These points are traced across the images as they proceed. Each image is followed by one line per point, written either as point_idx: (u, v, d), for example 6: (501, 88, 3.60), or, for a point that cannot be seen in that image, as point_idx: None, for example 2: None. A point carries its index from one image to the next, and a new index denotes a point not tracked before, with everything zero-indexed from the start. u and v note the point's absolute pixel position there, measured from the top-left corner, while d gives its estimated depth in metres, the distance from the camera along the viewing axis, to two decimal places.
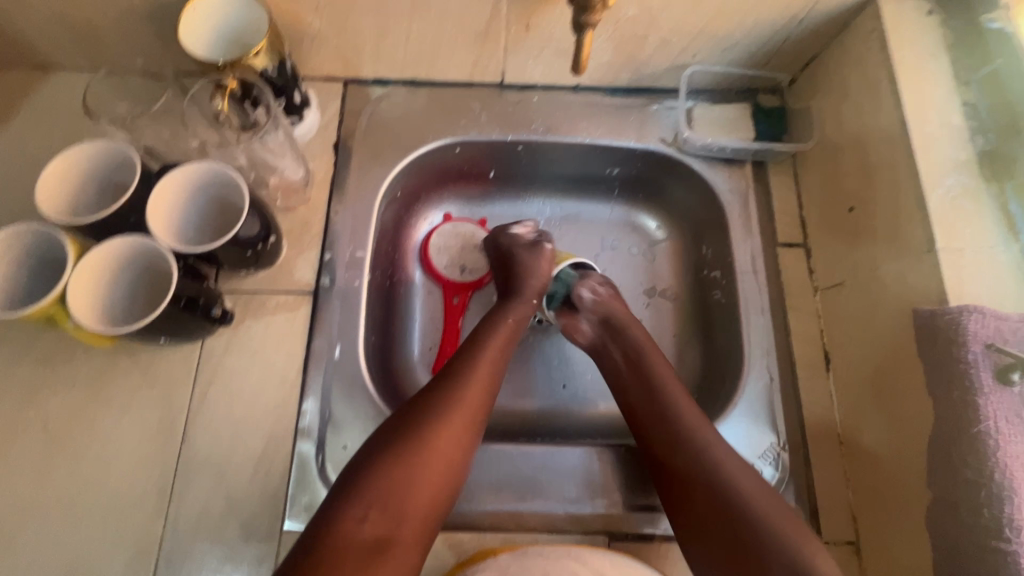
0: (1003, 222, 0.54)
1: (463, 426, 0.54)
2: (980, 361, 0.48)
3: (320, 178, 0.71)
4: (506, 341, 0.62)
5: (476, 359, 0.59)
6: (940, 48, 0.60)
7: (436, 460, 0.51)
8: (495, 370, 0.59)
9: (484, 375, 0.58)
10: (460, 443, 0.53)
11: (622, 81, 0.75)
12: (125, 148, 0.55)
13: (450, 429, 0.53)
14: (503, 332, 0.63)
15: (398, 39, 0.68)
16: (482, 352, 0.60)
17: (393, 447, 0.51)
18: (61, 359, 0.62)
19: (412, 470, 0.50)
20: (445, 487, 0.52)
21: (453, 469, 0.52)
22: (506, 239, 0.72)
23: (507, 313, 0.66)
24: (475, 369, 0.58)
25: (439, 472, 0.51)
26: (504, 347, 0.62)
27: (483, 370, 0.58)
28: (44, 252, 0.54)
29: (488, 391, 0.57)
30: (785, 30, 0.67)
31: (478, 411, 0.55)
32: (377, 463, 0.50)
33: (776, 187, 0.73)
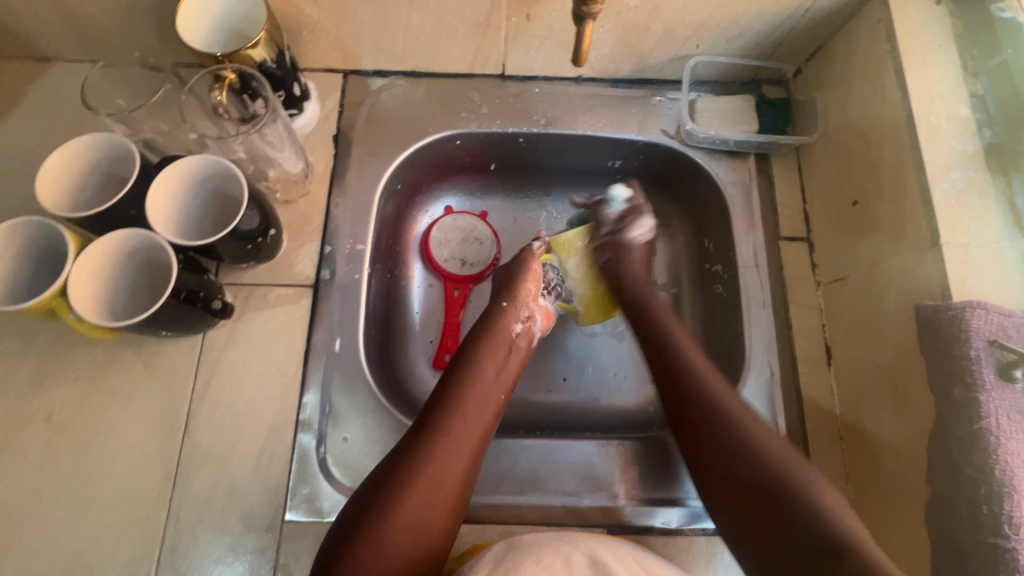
0: (1009, 217, 0.53)
1: (433, 488, 0.52)
2: (983, 358, 0.47)
3: (320, 171, 0.71)
4: (482, 389, 0.59)
5: (445, 416, 0.56)
6: (949, 37, 0.59)
7: (404, 533, 0.49)
8: (466, 426, 0.56)
9: (454, 433, 0.55)
10: (431, 508, 0.51)
11: (624, 72, 0.74)
12: (124, 141, 0.55)
13: (419, 496, 0.51)
14: (478, 380, 0.60)
15: (397, 30, 0.67)
16: (453, 408, 0.57)
17: (361, 524, 0.49)
18: (65, 351, 0.62)
19: (380, 546, 0.48)
20: (422, 555, 0.50)
21: (428, 536, 0.51)
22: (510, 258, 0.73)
23: (485, 348, 0.63)
24: (446, 426, 0.55)
25: (411, 543, 0.50)
26: (478, 399, 0.58)
27: (454, 429, 0.55)
28: (45, 245, 0.54)
29: (459, 448, 0.55)
30: (790, 19, 0.66)
31: (449, 472, 0.53)
32: (346, 542, 0.49)
33: (779, 180, 0.73)
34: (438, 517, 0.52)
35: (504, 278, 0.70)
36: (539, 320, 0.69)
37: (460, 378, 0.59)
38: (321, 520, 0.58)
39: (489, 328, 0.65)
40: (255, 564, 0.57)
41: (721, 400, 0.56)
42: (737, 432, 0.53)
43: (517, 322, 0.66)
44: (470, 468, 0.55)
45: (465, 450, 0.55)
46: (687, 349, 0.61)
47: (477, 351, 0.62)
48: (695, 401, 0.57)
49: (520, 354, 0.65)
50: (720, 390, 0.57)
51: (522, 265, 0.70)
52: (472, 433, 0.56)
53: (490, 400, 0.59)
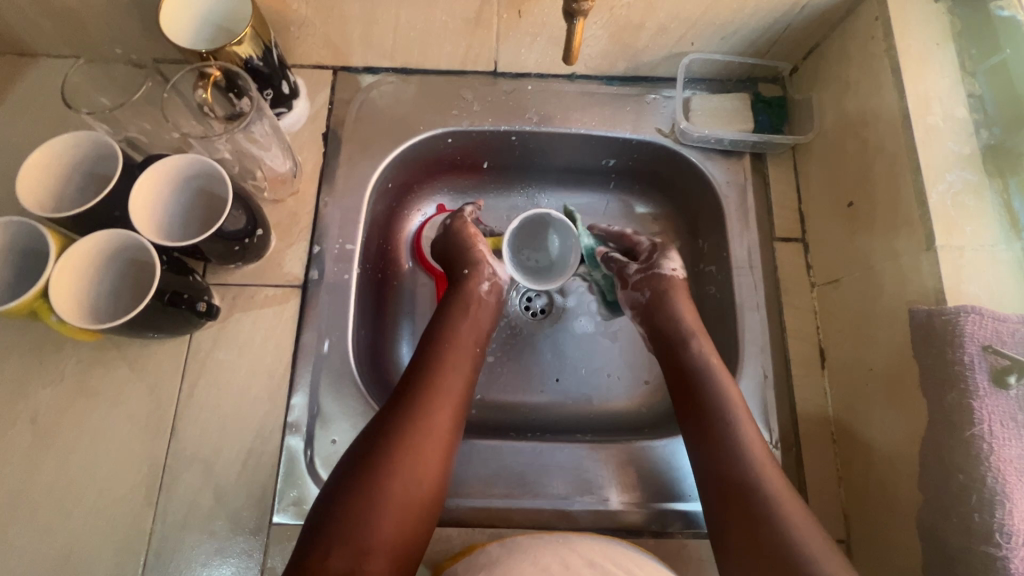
0: (1005, 221, 0.52)
1: (420, 442, 0.53)
2: (976, 363, 0.46)
3: (309, 170, 0.70)
4: (459, 346, 0.61)
5: (427, 375, 0.57)
6: (947, 36, 0.58)
7: (396, 487, 0.50)
8: (447, 381, 0.57)
9: (436, 388, 0.56)
10: (422, 464, 0.52)
11: (618, 69, 0.73)
12: (105, 139, 0.54)
13: (406, 454, 0.52)
14: (454, 339, 0.61)
15: (387, 26, 0.66)
16: (434, 366, 0.58)
17: (355, 482, 0.50)
18: (50, 352, 0.62)
19: (373, 499, 0.49)
20: (418, 507, 0.51)
21: (421, 488, 0.51)
22: (444, 236, 0.69)
23: (455, 310, 0.64)
24: (428, 383, 0.56)
25: (404, 496, 0.50)
26: (454, 354, 0.60)
27: (435, 384, 0.57)
28: (27, 246, 0.53)
29: (442, 402, 0.56)
30: (786, 17, 0.65)
31: (434, 425, 0.54)
32: (340, 499, 0.49)
33: (775, 179, 0.72)
34: (429, 470, 0.52)
35: (449, 251, 0.68)
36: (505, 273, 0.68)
37: (439, 338, 0.61)
38: None
39: (458, 291, 0.65)
40: (242, 567, 0.57)
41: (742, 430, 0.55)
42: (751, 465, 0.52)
43: (483, 283, 0.66)
44: (454, 420, 0.56)
45: (447, 404, 0.56)
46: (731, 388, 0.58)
47: (452, 314, 0.63)
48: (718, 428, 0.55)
49: (492, 311, 0.66)
50: (736, 412, 0.56)
51: (462, 231, 0.68)
52: (452, 387, 0.57)
53: (465, 357, 0.60)
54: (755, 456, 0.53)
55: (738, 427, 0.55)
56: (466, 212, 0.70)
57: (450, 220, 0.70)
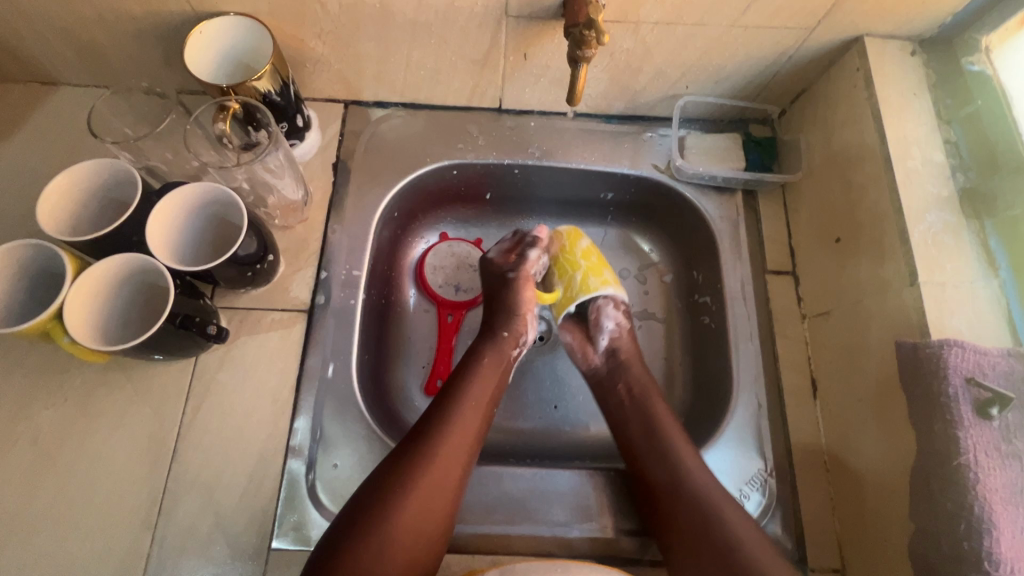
0: (983, 259, 0.56)
1: (433, 492, 0.53)
2: (961, 395, 0.49)
3: (318, 198, 0.72)
4: (480, 388, 0.61)
5: (446, 413, 0.58)
6: (922, 87, 0.63)
7: (404, 534, 0.50)
8: (466, 422, 0.58)
9: (454, 438, 0.56)
10: (433, 507, 0.53)
11: (617, 109, 0.77)
12: (125, 165, 0.56)
13: (420, 496, 0.52)
14: (479, 379, 0.62)
15: (398, 65, 0.69)
16: (453, 405, 0.59)
17: (365, 520, 0.50)
18: (54, 372, 0.62)
19: (379, 547, 0.49)
20: (424, 551, 0.51)
21: (430, 531, 0.52)
22: (505, 283, 0.70)
23: (490, 365, 0.64)
24: (444, 432, 0.56)
25: (413, 537, 0.51)
26: (476, 404, 0.60)
27: (453, 433, 0.57)
28: (42, 267, 0.55)
29: (459, 443, 0.56)
30: (775, 64, 0.69)
31: (450, 466, 0.55)
32: (349, 534, 0.50)
33: (766, 215, 0.75)
34: (435, 520, 0.53)
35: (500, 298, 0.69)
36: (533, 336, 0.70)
37: (463, 382, 0.61)
38: (308, 548, 0.57)
39: (492, 339, 0.66)
40: None
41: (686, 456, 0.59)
42: (711, 511, 0.55)
43: (516, 348, 0.67)
44: (470, 461, 0.57)
45: (465, 448, 0.57)
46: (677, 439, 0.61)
47: (478, 352, 0.65)
48: (676, 476, 0.58)
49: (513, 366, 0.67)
50: (686, 454, 0.59)
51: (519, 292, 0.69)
52: (472, 426, 0.58)
53: (486, 400, 0.61)
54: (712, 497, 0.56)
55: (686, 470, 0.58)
56: (530, 266, 0.71)
57: (517, 270, 0.70)
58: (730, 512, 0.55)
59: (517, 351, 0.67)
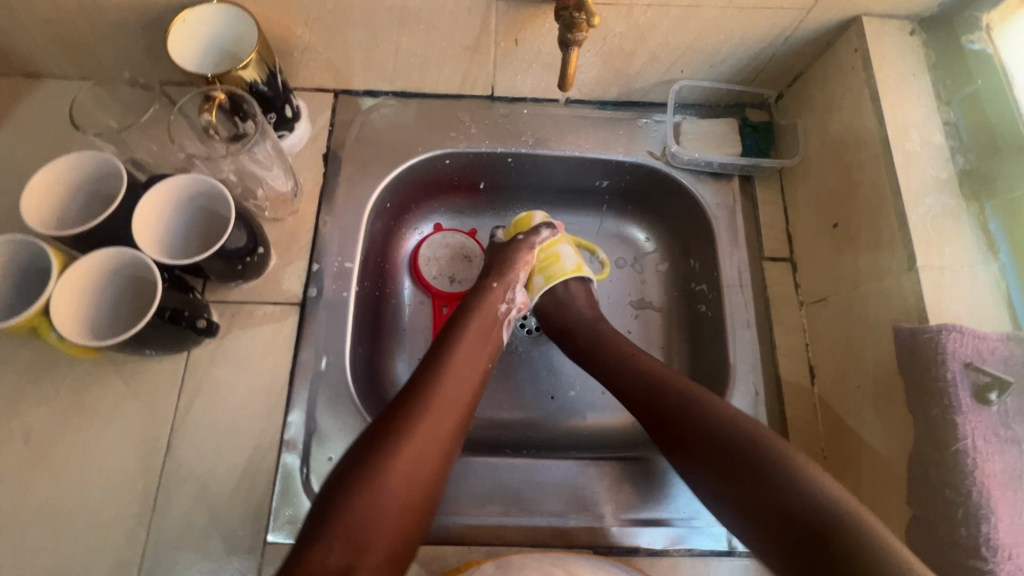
0: (982, 242, 0.55)
1: (429, 442, 0.53)
2: (959, 380, 0.48)
3: (309, 190, 0.71)
4: (471, 349, 0.61)
5: (439, 372, 0.57)
6: (921, 67, 0.62)
7: (398, 481, 0.50)
8: (459, 382, 0.58)
9: (447, 390, 0.57)
10: (423, 463, 0.52)
11: (611, 95, 0.75)
12: (109, 158, 0.55)
13: (413, 452, 0.52)
14: (471, 342, 0.62)
15: (387, 52, 0.68)
16: (445, 364, 0.58)
17: (359, 475, 0.49)
18: (46, 369, 0.62)
19: (375, 492, 0.49)
20: (414, 507, 0.51)
21: (421, 487, 0.51)
22: (502, 247, 0.72)
23: (481, 314, 0.65)
24: (442, 385, 0.57)
25: (405, 493, 0.50)
26: (470, 359, 0.60)
27: (446, 386, 0.57)
28: (28, 262, 0.54)
29: (452, 402, 0.56)
30: (771, 46, 0.67)
31: (443, 424, 0.54)
32: (341, 489, 0.49)
33: (763, 201, 0.74)
34: (431, 469, 0.52)
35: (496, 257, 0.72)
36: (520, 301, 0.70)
37: (451, 341, 0.61)
38: None
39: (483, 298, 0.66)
40: None
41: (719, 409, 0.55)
42: (757, 437, 0.51)
43: (503, 302, 0.67)
44: (461, 422, 0.56)
45: (456, 409, 0.56)
46: (678, 377, 0.59)
47: (470, 313, 0.65)
48: (686, 417, 0.55)
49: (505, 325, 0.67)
50: (706, 399, 0.56)
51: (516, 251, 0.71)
52: (464, 386, 0.58)
53: (478, 362, 0.61)
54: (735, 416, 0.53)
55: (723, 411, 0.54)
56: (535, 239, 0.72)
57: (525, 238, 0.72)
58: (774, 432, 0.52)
59: (502, 310, 0.67)
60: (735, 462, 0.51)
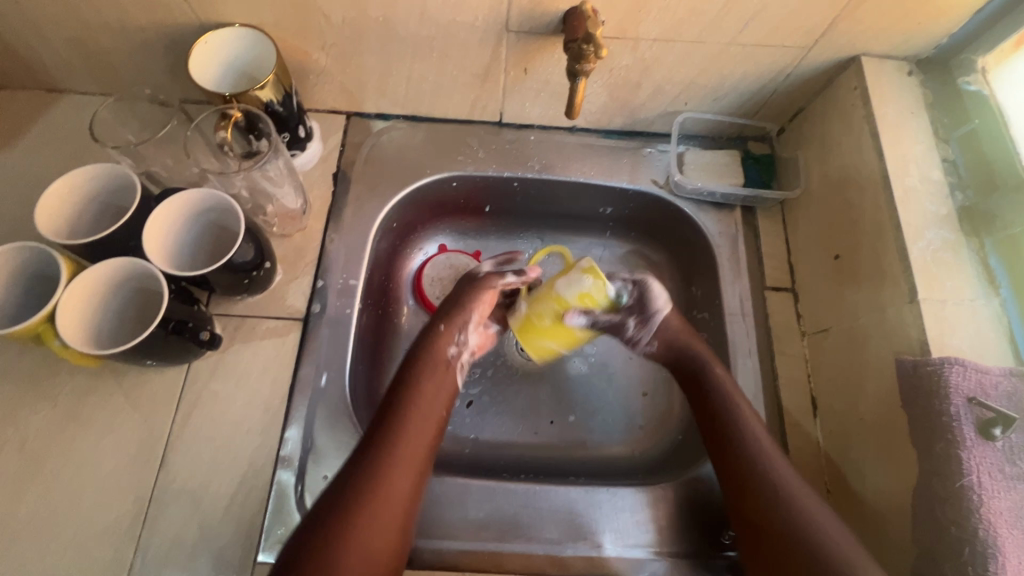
0: (983, 276, 0.55)
1: (376, 523, 0.51)
2: (962, 415, 0.48)
3: (318, 207, 0.72)
4: (428, 398, 0.60)
5: (394, 422, 0.57)
6: (920, 106, 0.63)
7: (359, 544, 0.49)
8: (417, 433, 0.57)
9: (407, 446, 0.55)
10: (384, 522, 0.51)
11: (616, 124, 0.77)
12: (126, 171, 0.57)
13: (373, 511, 0.51)
14: (427, 392, 0.60)
15: (400, 78, 0.70)
16: (400, 418, 0.57)
17: (324, 532, 0.49)
18: (45, 378, 0.62)
19: (336, 557, 0.48)
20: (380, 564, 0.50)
21: (383, 546, 0.50)
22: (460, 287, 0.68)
23: (428, 360, 0.62)
24: (398, 438, 0.55)
25: (368, 551, 0.49)
26: (416, 427, 0.57)
27: (407, 441, 0.56)
28: (38, 270, 0.55)
29: (410, 458, 0.55)
30: (774, 82, 0.69)
31: (400, 476, 0.53)
32: (303, 548, 0.48)
33: (765, 231, 0.75)
34: (383, 555, 0.50)
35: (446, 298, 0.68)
36: (473, 341, 0.68)
37: (407, 392, 0.59)
38: None
39: (429, 343, 0.64)
40: None
41: (763, 444, 0.58)
42: (785, 503, 0.54)
43: (453, 345, 0.65)
44: (419, 477, 0.55)
45: (412, 464, 0.55)
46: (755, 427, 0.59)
47: (418, 361, 0.62)
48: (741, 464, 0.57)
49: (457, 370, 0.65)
50: (767, 450, 0.57)
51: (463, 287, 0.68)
52: (423, 438, 0.57)
53: (432, 415, 0.59)
54: (788, 484, 0.55)
55: (769, 461, 0.56)
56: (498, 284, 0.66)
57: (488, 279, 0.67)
58: (814, 511, 0.53)
59: (453, 350, 0.65)
60: (783, 505, 0.54)
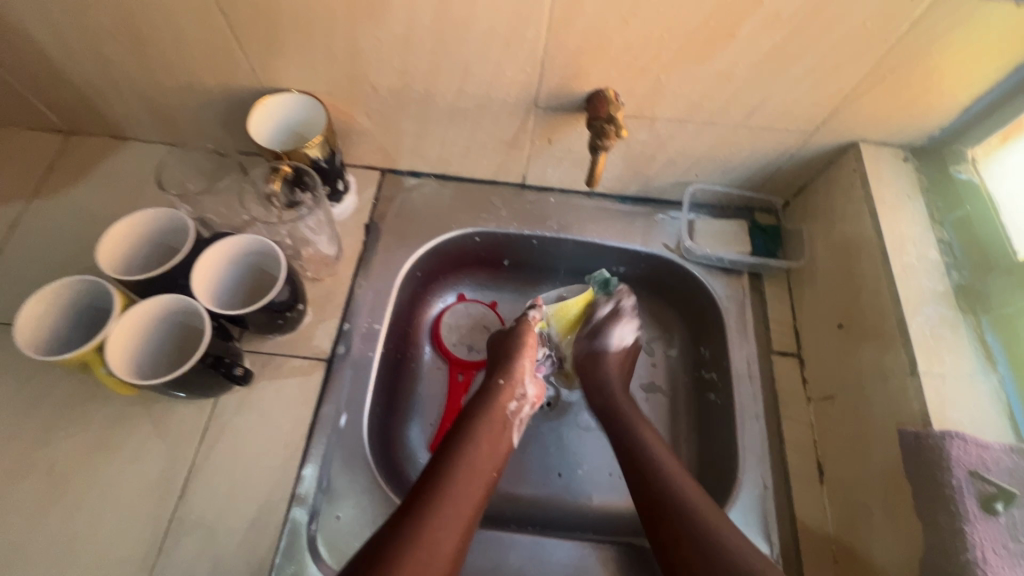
0: (980, 353, 0.58)
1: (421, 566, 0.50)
2: (964, 487, 0.49)
3: (349, 255, 0.77)
4: (482, 453, 0.62)
5: (447, 472, 0.58)
6: (916, 191, 0.68)
7: None
8: (470, 486, 0.58)
9: (456, 495, 0.57)
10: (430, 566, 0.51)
11: (631, 191, 0.83)
12: (182, 215, 0.62)
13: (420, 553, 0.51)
14: (479, 446, 0.63)
15: (434, 141, 0.77)
16: (453, 467, 0.59)
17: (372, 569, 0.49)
18: (80, 404, 0.65)
19: None
20: None
21: None
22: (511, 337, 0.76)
23: (484, 416, 0.66)
24: (450, 487, 0.57)
25: None
26: (470, 472, 0.59)
27: (456, 491, 0.57)
28: (94, 301, 0.59)
29: (459, 507, 0.56)
30: (779, 160, 0.75)
31: (449, 523, 0.54)
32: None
33: (771, 297, 0.78)
34: None
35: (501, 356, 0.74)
36: (532, 394, 0.73)
37: (462, 444, 0.62)
38: None
39: (486, 402, 0.68)
40: None
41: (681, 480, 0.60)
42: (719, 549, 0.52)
43: (511, 401, 0.69)
44: (467, 528, 0.56)
45: (462, 514, 0.56)
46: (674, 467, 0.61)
47: (475, 417, 0.66)
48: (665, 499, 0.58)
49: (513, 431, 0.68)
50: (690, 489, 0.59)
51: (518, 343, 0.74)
52: (474, 491, 0.59)
53: (483, 471, 0.61)
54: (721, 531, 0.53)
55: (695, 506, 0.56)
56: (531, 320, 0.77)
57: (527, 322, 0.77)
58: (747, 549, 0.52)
59: (512, 404, 0.69)
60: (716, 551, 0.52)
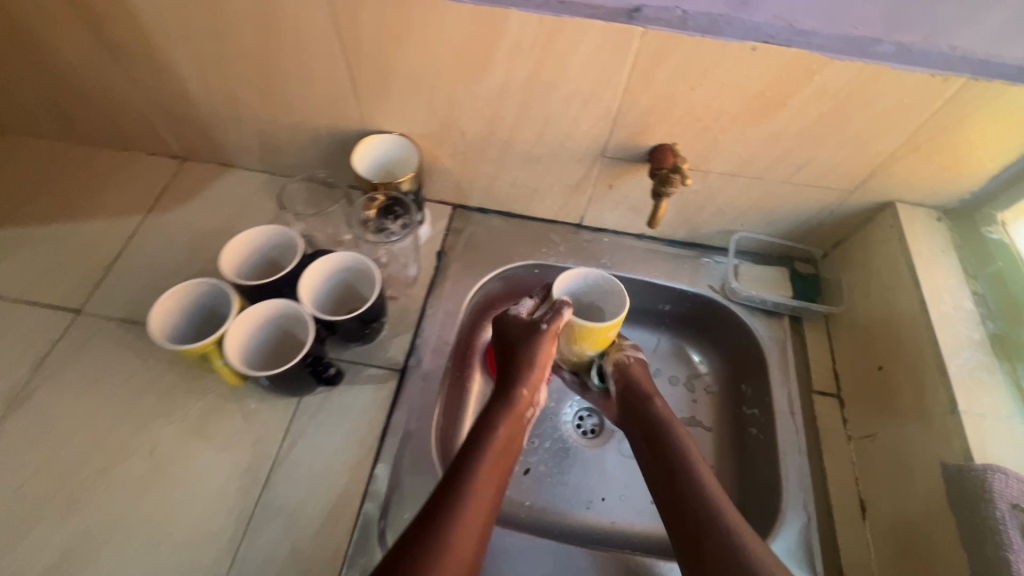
0: (1016, 398, 0.62)
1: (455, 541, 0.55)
2: (1008, 520, 0.54)
3: (422, 277, 0.85)
4: (510, 441, 0.66)
5: (480, 456, 0.63)
6: (949, 248, 0.74)
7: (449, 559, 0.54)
8: (497, 471, 0.63)
9: (486, 478, 0.61)
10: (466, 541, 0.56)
11: (679, 235, 0.90)
12: (292, 233, 0.71)
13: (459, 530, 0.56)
14: (506, 434, 0.67)
15: (506, 182, 0.86)
16: (484, 452, 0.63)
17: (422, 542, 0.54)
18: (180, 395, 0.73)
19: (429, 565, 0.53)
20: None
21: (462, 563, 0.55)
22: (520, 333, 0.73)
23: (507, 411, 0.69)
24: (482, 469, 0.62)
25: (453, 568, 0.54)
26: (498, 457, 0.64)
27: (486, 474, 0.62)
28: (213, 299, 0.68)
29: (490, 488, 0.61)
30: (819, 215, 0.82)
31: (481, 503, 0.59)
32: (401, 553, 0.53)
33: (811, 340, 0.83)
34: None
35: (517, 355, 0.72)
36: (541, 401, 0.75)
37: (491, 432, 0.66)
38: None
39: (506, 395, 0.71)
40: None
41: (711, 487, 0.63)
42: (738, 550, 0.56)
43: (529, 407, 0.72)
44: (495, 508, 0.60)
45: (492, 495, 0.61)
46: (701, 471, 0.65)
47: (500, 409, 0.69)
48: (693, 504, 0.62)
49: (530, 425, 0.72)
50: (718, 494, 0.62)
51: (535, 339, 0.72)
52: (501, 475, 0.63)
53: (509, 458, 0.65)
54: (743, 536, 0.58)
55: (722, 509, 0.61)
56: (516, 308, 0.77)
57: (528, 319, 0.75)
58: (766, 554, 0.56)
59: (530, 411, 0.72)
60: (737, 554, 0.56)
